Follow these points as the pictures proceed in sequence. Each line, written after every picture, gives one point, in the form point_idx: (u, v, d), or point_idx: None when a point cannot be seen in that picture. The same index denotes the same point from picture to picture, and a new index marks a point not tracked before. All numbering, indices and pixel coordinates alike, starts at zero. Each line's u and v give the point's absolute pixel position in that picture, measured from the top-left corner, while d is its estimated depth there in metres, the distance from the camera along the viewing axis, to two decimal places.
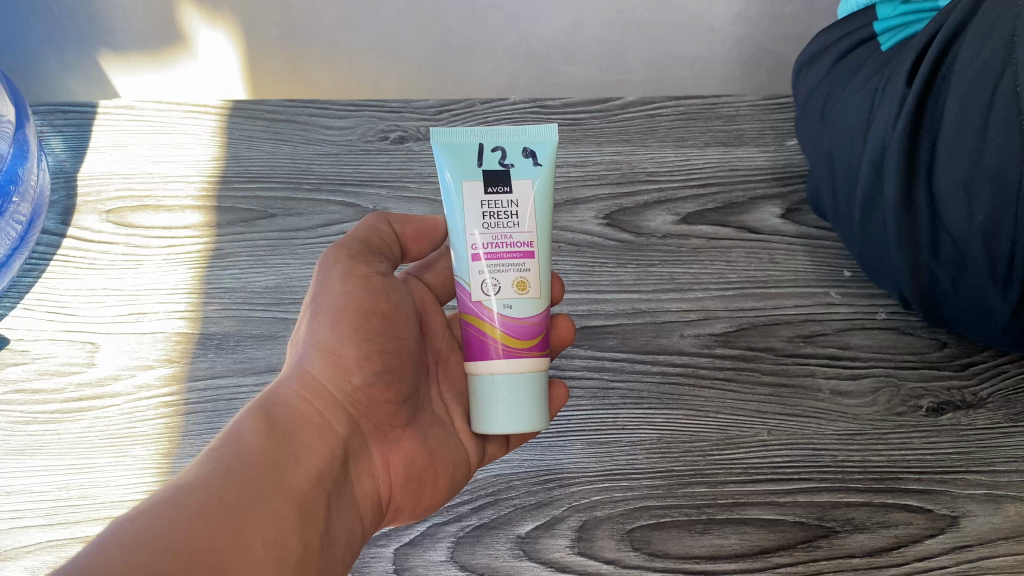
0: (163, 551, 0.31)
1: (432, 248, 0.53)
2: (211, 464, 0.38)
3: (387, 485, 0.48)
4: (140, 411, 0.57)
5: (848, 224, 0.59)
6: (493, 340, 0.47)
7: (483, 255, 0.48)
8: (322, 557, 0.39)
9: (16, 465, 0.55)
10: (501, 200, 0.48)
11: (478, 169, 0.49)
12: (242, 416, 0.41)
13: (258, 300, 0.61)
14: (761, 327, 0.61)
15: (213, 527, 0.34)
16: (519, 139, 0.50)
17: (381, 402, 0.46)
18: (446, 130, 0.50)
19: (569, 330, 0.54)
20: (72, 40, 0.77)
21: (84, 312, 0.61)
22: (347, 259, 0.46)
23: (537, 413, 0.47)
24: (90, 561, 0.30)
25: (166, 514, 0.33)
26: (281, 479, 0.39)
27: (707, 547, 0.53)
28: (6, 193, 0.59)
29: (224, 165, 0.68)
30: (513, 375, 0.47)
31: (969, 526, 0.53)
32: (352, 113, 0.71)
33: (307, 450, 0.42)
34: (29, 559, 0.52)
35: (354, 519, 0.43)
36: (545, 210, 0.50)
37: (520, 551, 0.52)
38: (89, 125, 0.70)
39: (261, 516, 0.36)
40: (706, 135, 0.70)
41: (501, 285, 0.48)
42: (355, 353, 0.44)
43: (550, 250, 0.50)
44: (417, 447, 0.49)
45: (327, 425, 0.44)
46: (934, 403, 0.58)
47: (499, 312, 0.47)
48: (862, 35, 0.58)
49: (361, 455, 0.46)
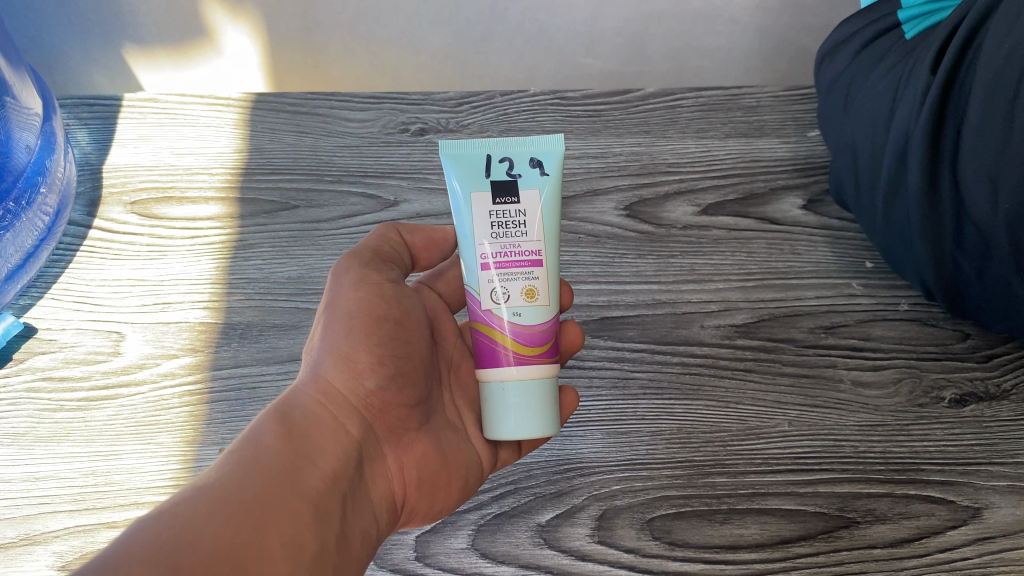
0: (184, 555, 0.32)
1: (442, 257, 0.54)
2: (228, 468, 0.38)
3: (402, 487, 0.48)
4: (164, 399, 0.58)
5: (869, 213, 0.59)
6: (504, 348, 0.47)
7: (493, 264, 0.48)
8: (339, 557, 0.39)
9: (44, 451, 0.56)
10: (509, 210, 0.48)
11: (486, 179, 0.49)
12: (258, 421, 0.41)
13: (281, 290, 0.62)
14: (782, 318, 0.61)
15: (234, 528, 0.34)
16: (527, 149, 0.49)
17: (394, 406, 0.47)
18: (456, 142, 0.49)
19: (578, 336, 0.54)
20: (96, 35, 0.78)
21: (109, 303, 0.62)
22: (359, 266, 0.47)
23: (548, 419, 0.47)
24: (113, 561, 0.31)
25: (186, 515, 0.34)
26: (297, 482, 0.39)
27: (727, 536, 0.53)
28: (35, 184, 0.60)
29: (246, 157, 0.68)
30: (524, 382, 0.47)
31: (992, 518, 0.53)
32: (374, 105, 0.71)
33: (322, 453, 0.42)
34: (56, 544, 0.53)
35: (368, 521, 0.44)
36: (553, 218, 0.50)
37: (540, 539, 0.52)
38: (115, 118, 0.71)
39: (279, 518, 0.37)
40: (726, 126, 0.70)
41: (511, 294, 0.48)
42: (368, 358, 0.45)
43: (559, 258, 0.50)
44: (430, 450, 0.49)
45: (341, 429, 0.44)
46: (956, 394, 0.57)
47: (510, 321, 0.48)
48: (887, 23, 0.58)
49: (375, 459, 0.47)
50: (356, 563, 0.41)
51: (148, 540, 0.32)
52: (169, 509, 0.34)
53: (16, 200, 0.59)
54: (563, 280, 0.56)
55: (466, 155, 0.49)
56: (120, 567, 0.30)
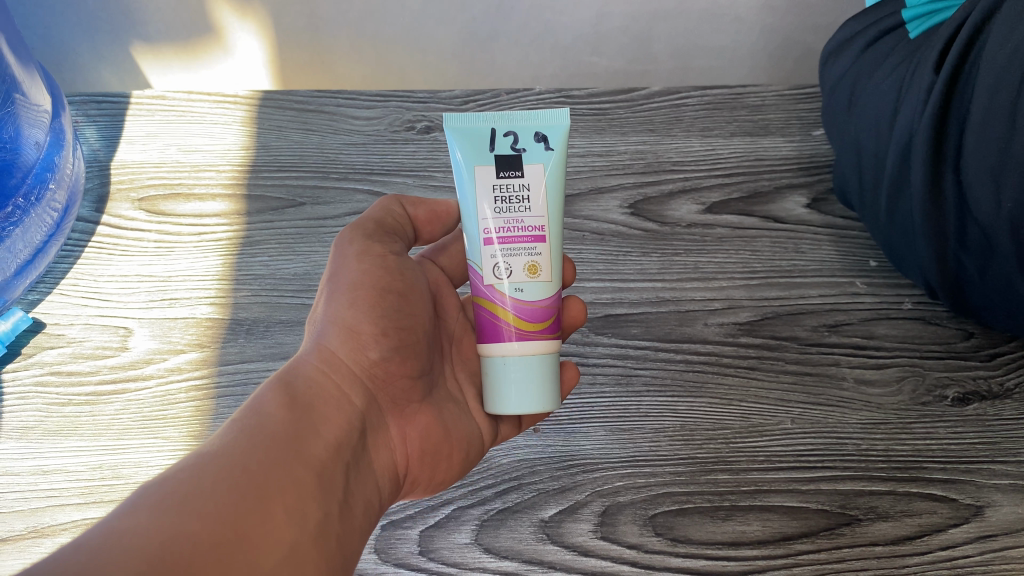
0: (189, 517, 0.32)
1: (444, 232, 0.54)
2: (232, 435, 0.38)
3: (404, 458, 0.48)
4: (171, 394, 0.58)
5: (873, 210, 0.59)
6: (505, 323, 0.48)
7: (495, 239, 0.48)
8: (342, 525, 0.40)
9: (52, 445, 0.57)
10: (512, 184, 0.49)
11: (490, 154, 0.49)
12: (262, 390, 0.42)
13: (287, 287, 0.63)
14: (785, 316, 0.61)
15: (238, 493, 0.35)
16: (531, 123, 0.49)
17: (397, 377, 0.47)
18: (459, 115, 0.49)
19: (581, 311, 0.54)
20: (105, 32, 0.79)
21: (117, 298, 0.63)
22: (363, 237, 0.47)
23: (548, 395, 0.48)
24: (119, 523, 0.31)
25: (192, 480, 0.34)
26: (302, 448, 0.39)
27: (729, 533, 0.53)
28: (44, 181, 0.61)
29: (253, 154, 0.69)
30: (524, 358, 0.47)
31: (994, 515, 0.53)
32: (380, 104, 0.71)
33: (326, 421, 0.42)
34: (64, 537, 0.54)
35: (371, 490, 0.44)
36: (556, 193, 0.50)
37: (543, 534, 0.53)
38: (123, 115, 0.72)
39: (284, 484, 0.37)
40: (731, 125, 0.70)
41: (513, 269, 0.48)
42: (372, 328, 0.45)
43: (562, 233, 0.50)
44: (433, 421, 0.50)
45: (345, 398, 0.44)
46: (959, 393, 0.58)
47: (511, 296, 0.48)
48: (891, 22, 0.58)
49: (378, 429, 0.47)
50: (358, 531, 0.42)
51: (153, 505, 0.33)
52: (175, 474, 0.35)
53: (25, 197, 0.59)
54: (566, 256, 0.56)
55: (470, 128, 0.49)
56: (127, 529, 0.31)
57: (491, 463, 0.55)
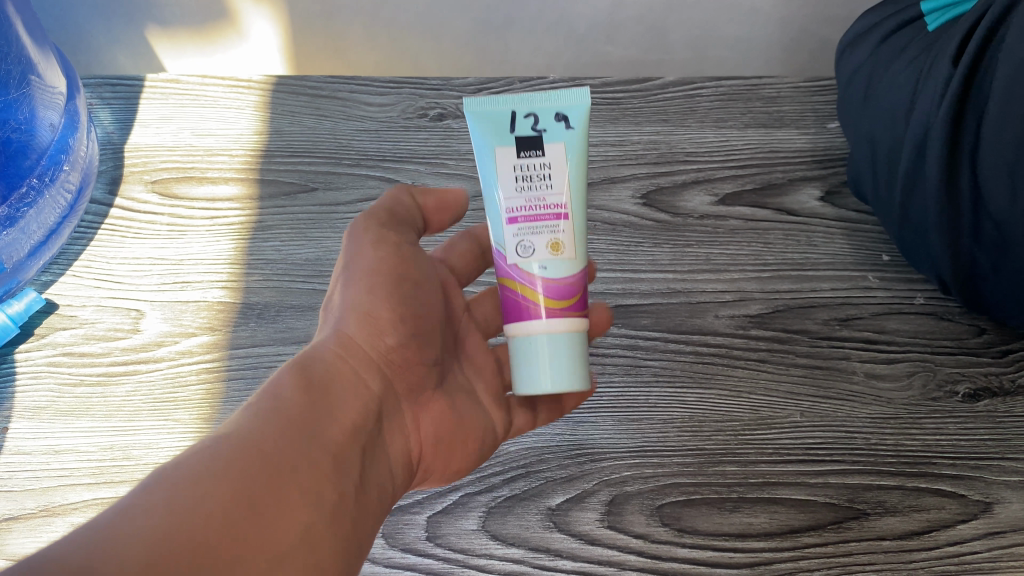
0: (204, 497, 0.32)
1: (454, 221, 0.54)
2: (248, 415, 0.38)
3: (421, 446, 0.48)
4: (182, 376, 0.58)
5: (886, 204, 0.59)
6: (532, 302, 0.48)
7: (519, 220, 0.48)
8: (357, 514, 0.40)
9: (63, 425, 0.57)
10: (534, 165, 0.48)
11: (511, 135, 0.48)
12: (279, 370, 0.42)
13: (298, 272, 0.63)
14: (797, 309, 0.61)
15: (251, 476, 0.35)
16: (552, 103, 0.48)
17: (414, 363, 0.47)
18: (479, 98, 0.49)
19: (605, 318, 0.55)
20: (120, 15, 0.79)
21: (129, 281, 0.63)
22: (377, 224, 0.47)
23: (579, 372, 0.47)
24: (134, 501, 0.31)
25: (204, 459, 0.34)
26: (315, 430, 0.40)
27: (736, 525, 0.53)
28: (58, 162, 0.61)
29: (265, 139, 0.69)
30: (554, 333, 0.47)
31: (1003, 512, 0.53)
32: (392, 90, 0.72)
33: (342, 404, 0.42)
34: (75, 516, 0.54)
35: (388, 480, 0.44)
36: (580, 171, 0.49)
37: (551, 523, 0.53)
38: (137, 97, 0.72)
39: (299, 467, 0.37)
40: (746, 116, 0.70)
41: (536, 249, 0.48)
42: (389, 313, 0.45)
43: (586, 212, 0.50)
44: (445, 412, 0.50)
45: (361, 381, 0.44)
46: (970, 389, 0.57)
47: (538, 275, 0.48)
48: (910, 14, 0.58)
49: (396, 416, 0.47)
50: (373, 516, 0.42)
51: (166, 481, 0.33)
52: (190, 456, 0.34)
53: (40, 177, 0.59)
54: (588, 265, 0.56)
55: (490, 111, 0.49)
56: (141, 507, 0.31)
57: (500, 451, 0.55)
